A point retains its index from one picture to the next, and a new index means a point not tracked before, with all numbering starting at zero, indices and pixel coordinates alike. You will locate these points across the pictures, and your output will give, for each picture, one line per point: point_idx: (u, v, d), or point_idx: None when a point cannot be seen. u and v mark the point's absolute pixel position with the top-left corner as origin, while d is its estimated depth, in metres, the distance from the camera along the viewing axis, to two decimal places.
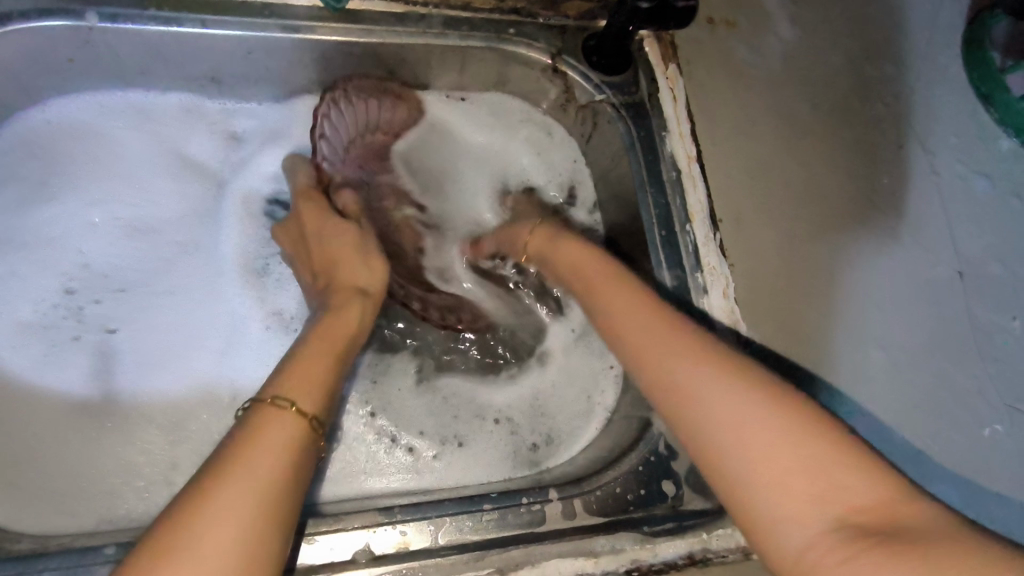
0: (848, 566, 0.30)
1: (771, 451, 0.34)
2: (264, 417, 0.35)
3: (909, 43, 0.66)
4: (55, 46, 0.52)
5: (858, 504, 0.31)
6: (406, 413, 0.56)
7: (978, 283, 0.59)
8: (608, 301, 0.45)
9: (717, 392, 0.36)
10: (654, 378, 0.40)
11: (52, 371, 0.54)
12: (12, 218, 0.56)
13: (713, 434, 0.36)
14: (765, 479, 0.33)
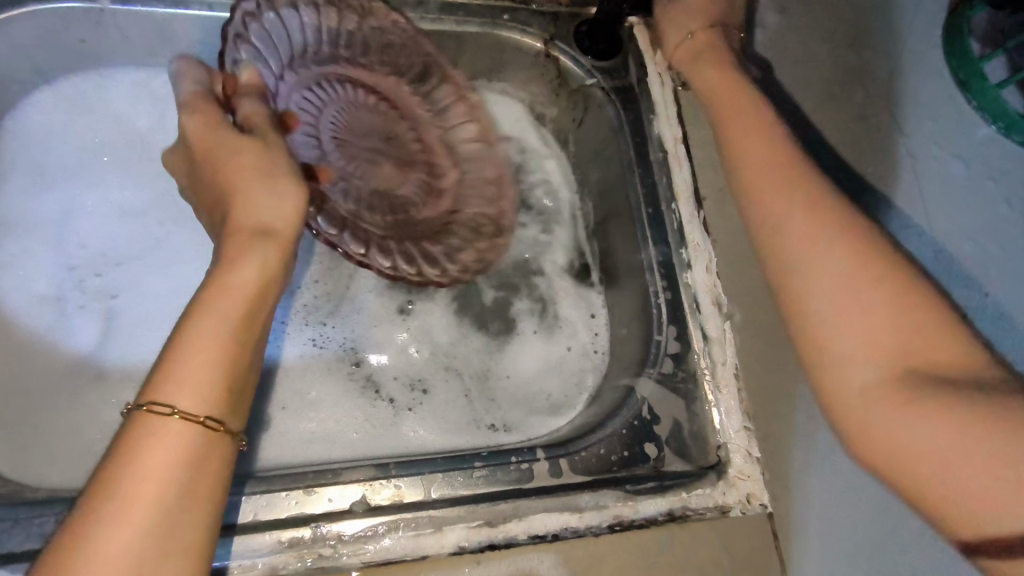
0: (893, 396, 0.38)
1: (872, 306, 0.40)
2: (144, 428, 0.33)
3: (875, 44, 0.71)
4: (68, 27, 0.55)
5: (930, 361, 0.38)
6: (370, 370, 0.58)
7: (950, 259, 0.62)
8: (741, 175, 0.49)
9: (840, 246, 0.43)
10: (800, 248, 0.44)
11: (57, 341, 0.56)
12: (26, 194, 0.58)
13: (812, 280, 0.43)
14: (837, 328, 0.41)
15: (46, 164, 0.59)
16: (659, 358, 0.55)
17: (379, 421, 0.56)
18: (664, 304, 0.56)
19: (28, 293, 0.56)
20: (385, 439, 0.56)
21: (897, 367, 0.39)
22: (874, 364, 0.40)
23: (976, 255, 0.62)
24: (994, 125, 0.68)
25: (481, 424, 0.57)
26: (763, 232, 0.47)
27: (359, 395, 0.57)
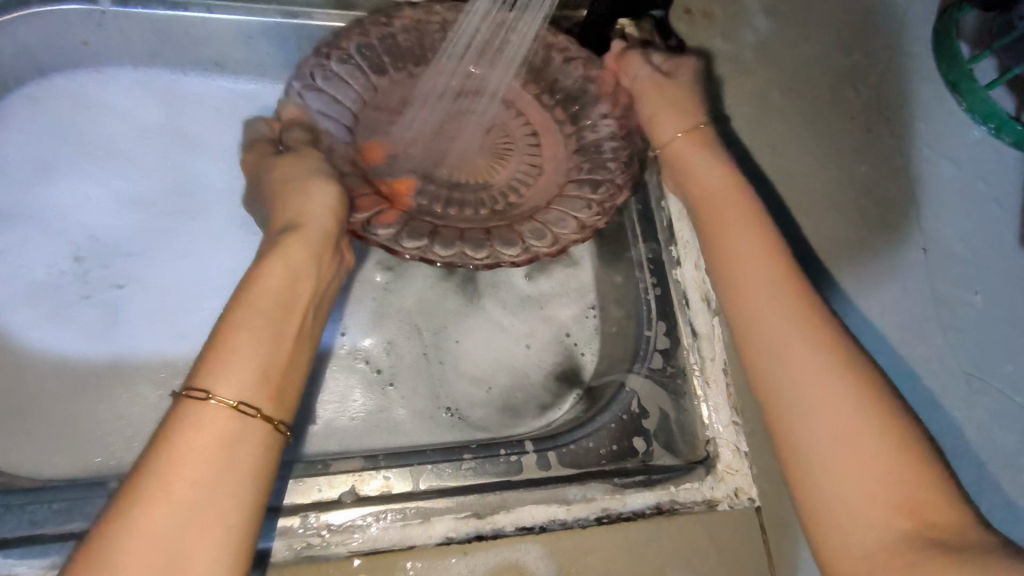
0: (903, 561, 0.35)
1: (866, 440, 0.38)
2: (200, 416, 0.35)
3: (863, 49, 0.73)
4: (70, 28, 0.56)
5: (922, 511, 0.36)
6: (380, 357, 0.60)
7: (941, 259, 0.63)
8: (723, 286, 0.48)
9: (827, 375, 0.40)
10: (774, 382, 0.42)
11: (50, 329, 0.56)
12: (26, 186, 0.59)
13: (800, 412, 0.40)
14: (834, 475, 0.38)
15: (41, 155, 0.60)
16: (648, 354, 0.55)
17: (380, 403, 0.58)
18: (653, 300, 0.57)
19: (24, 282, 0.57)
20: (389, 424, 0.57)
21: (892, 513, 0.36)
22: (873, 510, 0.37)
23: (968, 255, 0.64)
24: (985, 126, 0.68)
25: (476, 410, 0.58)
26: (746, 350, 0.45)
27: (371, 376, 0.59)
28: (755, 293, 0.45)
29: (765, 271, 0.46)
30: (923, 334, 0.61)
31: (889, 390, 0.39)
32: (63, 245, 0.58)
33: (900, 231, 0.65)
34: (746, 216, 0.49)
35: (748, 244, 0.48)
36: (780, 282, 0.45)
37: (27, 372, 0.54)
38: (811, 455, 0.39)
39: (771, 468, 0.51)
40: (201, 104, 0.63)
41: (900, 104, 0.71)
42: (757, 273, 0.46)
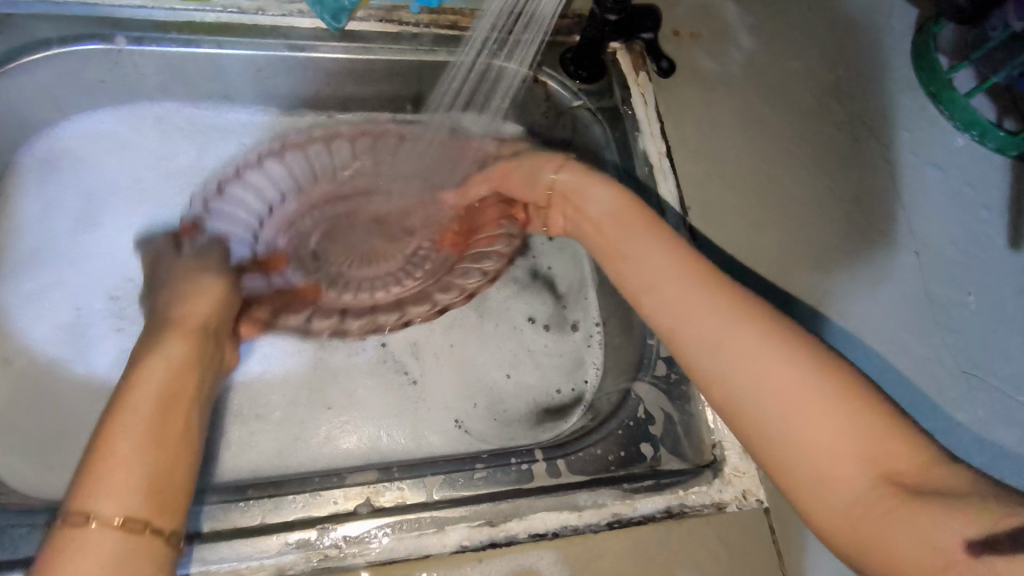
0: (892, 514, 0.37)
1: (827, 416, 0.40)
2: (72, 541, 0.33)
3: (849, 60, 0.75)
4: (88, 67, 0.59)
5: (891, 463, 0.38)
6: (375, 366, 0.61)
7: (929, 259, 0.67)
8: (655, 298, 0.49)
9: (776, 367, 0.43)
10: (723, 382, 0.44)
11: (83, 357, 0.59)
12: (50, 224, 0.62)
13: (764, 409, 0.42)
14: (801, 453, 0.41)
15: (73, 193, 0.63)
16: (652, 362, 0.56)
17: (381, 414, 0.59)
18: None
19: (58, 313, 0.60)
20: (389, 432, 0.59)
21: (865, 476, 0.39)
22: (850, 481, 0.39)
23: (955, 252, 0.68)
24: (968, 133, 0.74)
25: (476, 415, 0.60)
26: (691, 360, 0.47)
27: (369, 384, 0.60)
28: (693, 304, 0.47)
29: (695, 275, 0.49)
30: (919, 331, 0.64)
31: (821, 357, 0.42)
32: (95, 277, 0.62)
33: (887, 235, 0.68)
34: (662, 231, 0.52)
35: (675, 257, 0.50)
36: (709, 291, 0.47)
37: (64, 399, 0.57)
38: (781, 448, 0.42)
39: None
40: (222, 137, 0.67)
41: (882, 113, 0.73)
42: (687, 285, 0.48)
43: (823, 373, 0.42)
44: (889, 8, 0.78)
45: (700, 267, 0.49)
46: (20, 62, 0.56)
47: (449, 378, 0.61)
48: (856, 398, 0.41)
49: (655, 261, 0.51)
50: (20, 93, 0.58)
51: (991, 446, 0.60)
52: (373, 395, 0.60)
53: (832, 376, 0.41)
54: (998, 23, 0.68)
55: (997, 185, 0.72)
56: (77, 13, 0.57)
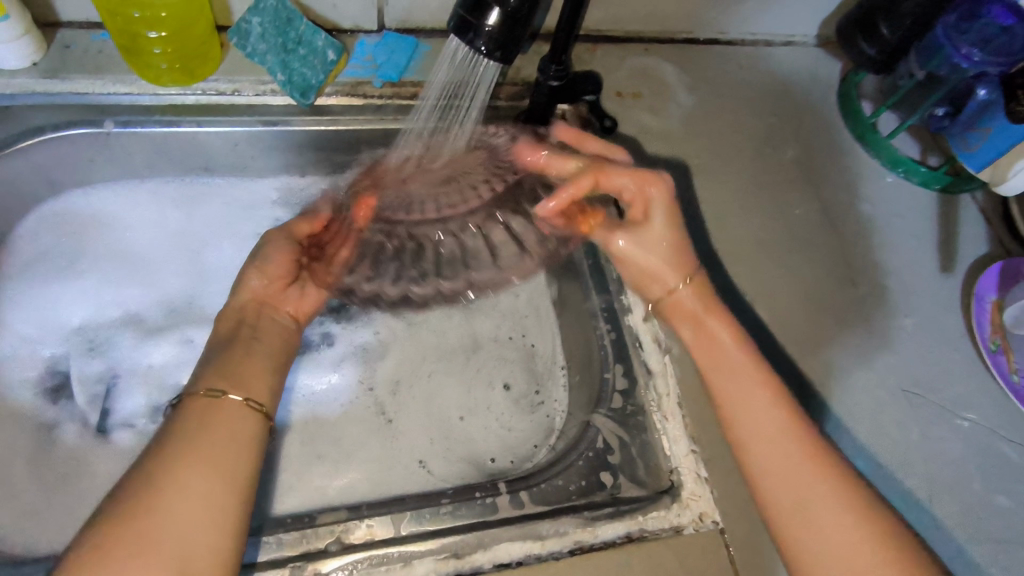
0: None
1: (886, 572, 0.45)
2: (203, 404, 0.46)
3: (781, 108, 0.82)
4: (79, 149, 0.64)
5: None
6: (362, 404, 0.66)
7: (865, 287, 0.73)
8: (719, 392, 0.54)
9: (843, 515, 0.47)
10: (770, 479, 0.50)
11: (62, 407, 0.64)
12: (37, 292, 0.67)
13: (804, 515, 0.48)
14: (827, 560, 0.46)
15: (60, 257, 0.68)
16: (609, 395, 0.60)
17: (352, 455, 0.63)
18: (610, 344, 0.62)
19: (39, 366, 0.65)
20: (361, 473, 0.62)
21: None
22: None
23: (891, 278, 0.73)
24: (894, 171, 0.80)
25: (446, 456, 0.64)
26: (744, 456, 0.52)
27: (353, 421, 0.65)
28: (755, 409, 0.52)
29: (783, 416, 0.52)
30: (859, 354, 0.69)
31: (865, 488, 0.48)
32: (79, 334, 0.67)
33: (827, 268, 0.73)
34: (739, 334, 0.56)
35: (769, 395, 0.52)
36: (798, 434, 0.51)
37: (34, 445, 0.61)
38: (812, 548, 0.47)
39: (731, 492, 0.55)
40: (206, 210, 0.72)
41: (814, 154, 0.80)
42: (777, 420, 0.51)
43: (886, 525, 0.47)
44: (816, 61, 0.85)
45: (787, 406, 0.52)
46: (19, 147, 0.61)
47: (423, 415, 0.66)
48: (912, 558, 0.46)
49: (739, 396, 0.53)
50: (16, 175, 0.63)
51: (935, 460, 0.64)
52: (353, 433, 0.64)
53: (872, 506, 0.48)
54: (904, 71, 0.75)
55: (926, 217, 0.78)
56: (70, 102, 0.63)
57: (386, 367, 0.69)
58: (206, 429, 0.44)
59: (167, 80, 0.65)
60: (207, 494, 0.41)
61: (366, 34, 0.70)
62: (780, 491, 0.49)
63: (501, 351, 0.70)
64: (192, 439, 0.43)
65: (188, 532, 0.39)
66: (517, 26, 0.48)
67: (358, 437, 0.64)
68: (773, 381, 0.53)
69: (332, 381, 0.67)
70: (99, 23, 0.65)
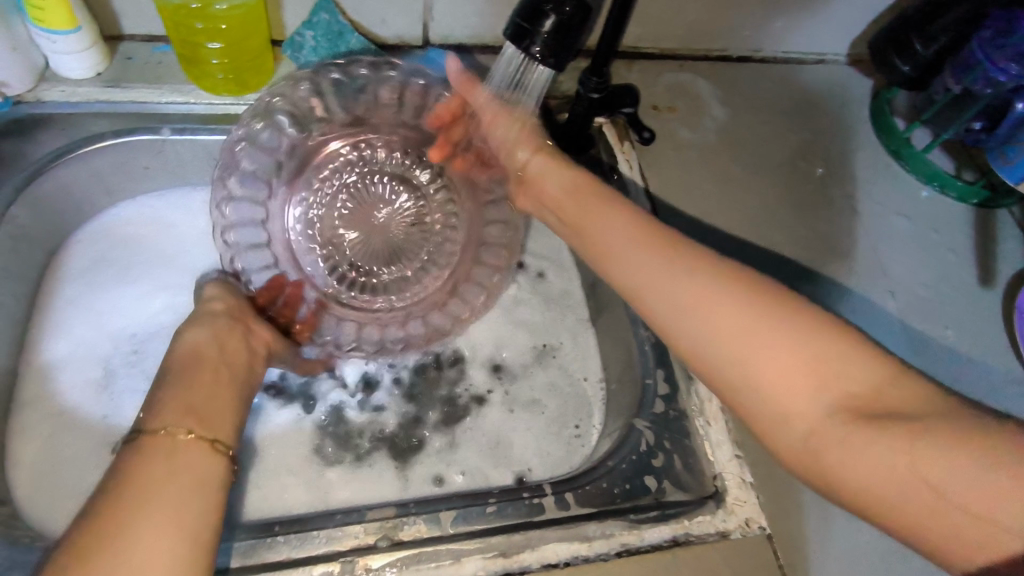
0: (851, 437, 0.40)
1: (793, 349, 0.42)
2: (161, 442, 0.43)
3: (815, 122, 0.83)
4: (137, 156, 0.67)
5: (845, 391, 0.41)
6: (402, 414, 0.66)
7: (903, 300, 0.72)
8: (611, 259, 0.53)
9: (736, 310, 0.44)
10: (677, 336, 0.47)
11: (116, 407, 0.64)
12: (87, 292, 0.68)
13: (720, 354, 0.45)
14: (763, 387, 0.43)
15: (116, 261, 0.70)
16: (651, 400, 0.60)
17: (397, 461, 0.63)
18: (651, 349, 0.62)
19: (93, 369, 0.65)
20: (408, 481, 0.62)
21: (824, 405, 0.41)
22: (807, 409, 0.42)
23: (929, 291, 0.73)
24: (930, 185, 0.80)
25: (494, 461, 0.64)
26: (645, 312, 0.50)
27: (392, 432, 0.65)
28: (638, 265, 0.50)
29: (659, 249, 0.50)
30: (899, 365, 0.68)
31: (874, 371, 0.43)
32: (134, 340, 0.67)
33: (866, 280, 0.73)
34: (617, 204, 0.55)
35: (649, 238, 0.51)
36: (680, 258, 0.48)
37: (83, 445, 0.62)
38: (748, 389, 0.44)
39: (774, 495, 0.56)
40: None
41: (848, 167, 0.81)
42: (653, 256, 0.49)
43: (785, 306, 0.44)
44: (846, 78, 0.86)
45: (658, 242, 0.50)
46: (80, 152, 0.64)
47: (467, 426, 0.66)
48: (816, 331, 0.43)
49: (624, 243, 0.52)
50: (74, 180, 0.66)
51: None
52: (391, 444, 0.64)
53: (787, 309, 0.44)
54: (939, 87, 0.76)
55: (963, 231, 0.78)
56: (127, 110, 0.66)
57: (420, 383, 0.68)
58: (176, 483, 0.41)
59: (223, 90, 0.67)
60: (171, 552, 0.38)
61: (411, 49, 0.72)
62: (694, 339, 0.46)
63: (548, 381, 0.68)
64: (153, 487, 0.40)
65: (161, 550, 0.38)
66: (571, 33, 0.49)
67: (356, 459, 0.63)
68: (648, 228, 0.52)
69: (369, 391, 0.67)
70: (159, 37, 0.68)
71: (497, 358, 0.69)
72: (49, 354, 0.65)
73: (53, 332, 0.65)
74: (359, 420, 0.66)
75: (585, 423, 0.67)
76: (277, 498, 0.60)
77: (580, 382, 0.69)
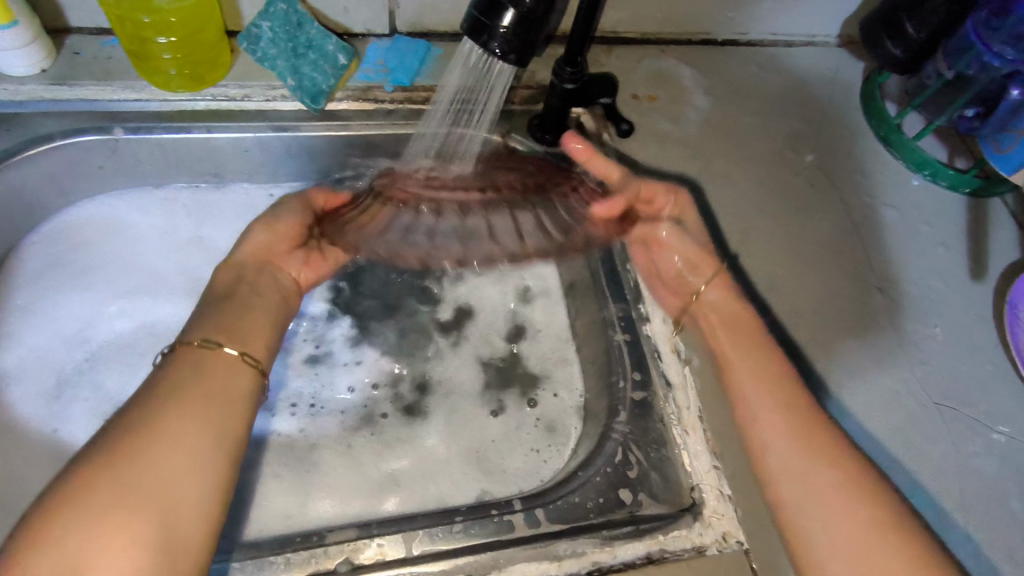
0: None
1: (877, 545, 0.45)
2: (184, 355, 0.48)
3: (804, 108, 0.80)
4: (88, 157, 0.64)
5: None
6: (367, 422, 0.63)
7: (892, 295, 0.70)
8: (725, 357, 0.56)
9: (853, 502, 0.46)
10: (764, 466, 0.50)
11: (70, 420, 0.62)
12: (42, 299, 0.65)
13: (803, 501, 0.47)
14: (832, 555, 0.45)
15: (72, 266, 0.67)
16: (621, 405, 0.58)
17: (360, 470, 0.60)
18: (627, 352, 0.60)
19: (48, 381, 0.63)
20: (370, 493, 0.59)
21: None
22: None
23: (920, 288, 0.71)
24: (921, 174, 0.77)
25: (463, 471, 0.61)
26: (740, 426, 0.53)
27: (357, 440, 0.62)
28: (755, 385, 0.53)
29: (788, 399, 0.52)
30: (882, 367, 0.66)
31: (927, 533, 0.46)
32: (90, 350, 0.65)
33: (854, 275, 0.71)
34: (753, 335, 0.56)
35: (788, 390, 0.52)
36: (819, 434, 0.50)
37: (37, 461, 0.60)
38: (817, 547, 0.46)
39: (756, 511, 0.53)
40: (220, 217, 0.71)
41: (837, 155, 0.78)
42: (774, 386, 0.52)
43: (874, 496, 0.47)
44: (839, 62, 0.83)
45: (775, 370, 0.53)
46: (27, 153, 0.61)
47: (433, 434, 0.62)
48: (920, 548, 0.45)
49: (744, 378, 0.54)
50: (23, 183, 0.63)
51: (967, 477, 0.62)
52: (353, 453, 0.61)
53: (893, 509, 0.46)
54: (930, 71, 0.72)
55: (955, 223, 0.75)
56: (78, 109, 0.63)
57: (388, 385, 0.65)
58: (212, 389, 0.46)
59: (177, 85, 0.63)
60: (193, 442, 0.42)
61: (379, 38, 0.68)
62: (778, 478, 0.49)
63: (527, 391, 0.65)
64: (180, 389, 0.45)
65: (179, 450, 0.41)
66: (533, 27, 0.46)
67: (332, 460, 0.61)
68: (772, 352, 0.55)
69: (332, 397, 0.64)
70: (109, 28, 0.65)
71: (466, 361, 0.67)
72: (4, 364, 0.62)
73: (5, 344, 0.63)
74: (320, 433, 0.62)
75: (557, 439, 0.63)
76: (244, 512, 0.57)
77: (550, 395, 0.65)
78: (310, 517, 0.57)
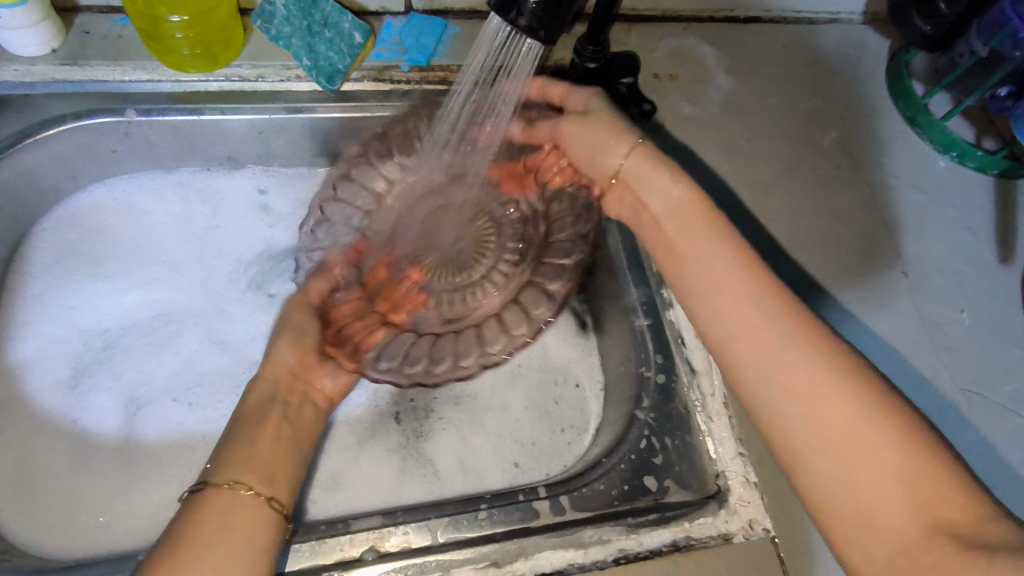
0: (936, 563, 0.39)
1: (874, 451, 0.43)
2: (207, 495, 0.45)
3: (828, 87, 0.78)
4: (101, 139, 0.63)
5: (942, 511, 0.41)
6: (385, 409, 0.62)
7: (917, 280, 0.68)
8: (688, 278, 0.53)
9: (833, 416, 0.45)
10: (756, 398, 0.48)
11: (84, 410, 0.61)
12: (56, 286, 0.64)
13: (833, 449, 0.44)
14: (832, 477, 0.44)
15: (86, 253, 0.66)
16: (644, 394, 0.57)
17: (383, 456, 0.60)
18: (648, 333, 0.59)
19: (63, 371, 0.62)
20: (392, 479, 0.59)
21: (919, 526, 0.41)
22: (902, 527, 0.41)
23: (946, 274, 0.69)
24: (947, 155, 0.75)
25: (483, 458, 0.60)
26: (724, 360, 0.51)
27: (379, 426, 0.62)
28: (738, 313, 0.50)
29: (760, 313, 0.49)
30: (908, 354, 0.65)
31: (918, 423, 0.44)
32: (103, 338, 0.64)
33: (879, 260, 0.69)
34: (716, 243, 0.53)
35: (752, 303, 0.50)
36: (791, 343, 0.48)
37: (56, 449, 0.59)
38: (826, 478, 0.44)
39: (782, 498, 0.53)
40: (234, 203, 0.70)
41: (863, 137, 0.76)
42: (760, 321, 0.49)
43: (876, 408, 0.44)
44: (864, 38, 0.80)
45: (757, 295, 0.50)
46: (40, 135, 0.60)
47: (449, 422, 0.62)
48: (906, 443, 0.43)
49: (718, 300, 0.51)
50: (36, 167, 0.62)
51: (997, 467, 0.61)
52: (375, 440, 0.61)
53: (876, 404, 0.44)
54: (964, 49, 0.69)
55: (983, 207, 0.73)
56: (88, 90, 0.62)
57: None
58: (234, 534, 0.43)
59: (190, 66, 0.62)
60: None
61: (393, 16, 0.66)
62: (801, 428, 0.46)
63: (541, 375, 0.65)
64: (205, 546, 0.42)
65: None
66: (561, 4, 0.44)
67: (351, 446, 0.60)
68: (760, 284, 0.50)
69: (347, 391, 0.63)
70: (118, 7, 0.63)
71: None
72: (20, 352, 0.62)
73: (21, 332, 0.62)
74: (338, 424, 0.61)
75: (579, 422, 0.62)
76: None
77: (572, 386, 0.64)
78: (328, 505, 0.57)
